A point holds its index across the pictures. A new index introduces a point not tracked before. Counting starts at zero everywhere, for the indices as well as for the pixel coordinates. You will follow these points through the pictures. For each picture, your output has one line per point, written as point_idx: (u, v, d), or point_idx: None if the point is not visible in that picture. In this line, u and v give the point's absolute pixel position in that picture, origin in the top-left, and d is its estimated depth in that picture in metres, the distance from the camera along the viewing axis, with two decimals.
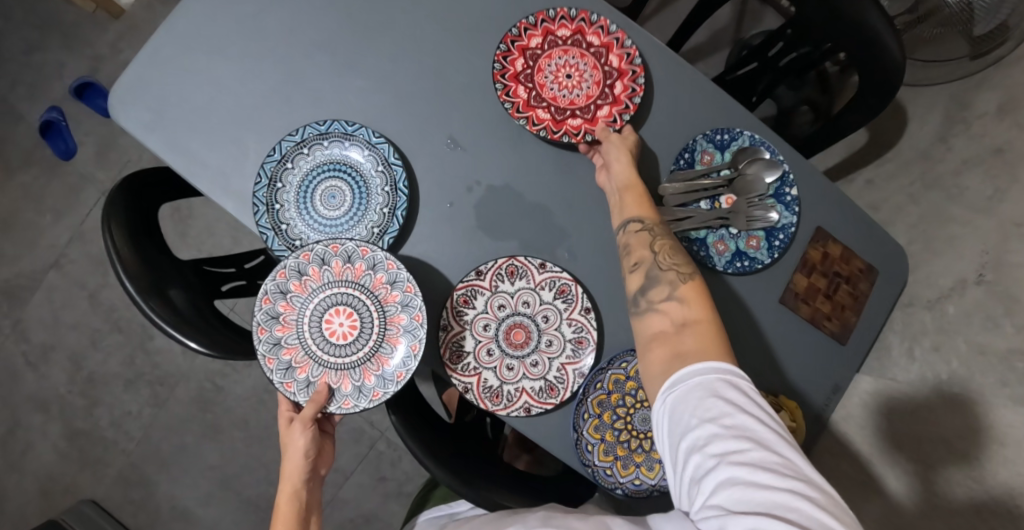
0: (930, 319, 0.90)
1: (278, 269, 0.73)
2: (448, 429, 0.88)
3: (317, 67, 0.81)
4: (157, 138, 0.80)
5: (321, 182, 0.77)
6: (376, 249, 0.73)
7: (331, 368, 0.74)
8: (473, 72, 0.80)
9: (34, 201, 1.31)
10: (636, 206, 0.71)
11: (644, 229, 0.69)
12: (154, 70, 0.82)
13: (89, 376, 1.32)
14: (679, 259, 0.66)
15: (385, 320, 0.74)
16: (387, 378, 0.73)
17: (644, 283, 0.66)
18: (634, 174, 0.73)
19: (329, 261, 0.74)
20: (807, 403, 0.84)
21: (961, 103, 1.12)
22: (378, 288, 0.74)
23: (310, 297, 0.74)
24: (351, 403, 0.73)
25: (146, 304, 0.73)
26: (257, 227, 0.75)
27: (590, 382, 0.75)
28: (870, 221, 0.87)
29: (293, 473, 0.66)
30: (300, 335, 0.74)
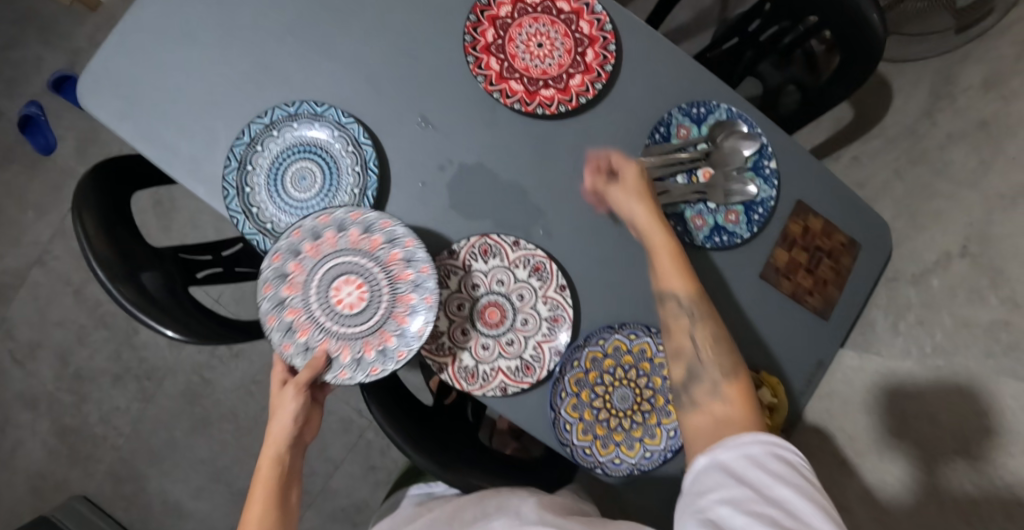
0: (914, 294, 0.87)
1: (294, 227, 0.71)
2: (427, 413, 0.87)
3: (286, 49, 0.80)
4: (127, 125, 0.79)
5: (292, 164, 0.76)
6: (397, 224, 0.71)
7: (333, 337, 0.71)
8: (444, 51, 0.79)
9: (16, 198, 1.30)
10: (672, 282, 0.69)
11: (683, 311, 0.68)
12: (120, 58, 0.80)
13: (76, 372, 1.32)
14: (722, 352, 0.66)
15: (396, 298, 0.71)
16: (388, 354, 0.70)
17: (686, 376, 0.66)
18: (666, 241, 0.70)
19: (347, 228, 0.72)
20: (788, 378, 0.84)
21: (946, 77, 1.10)
22: (393, 264, 0.71)
23: (321, 261, 0.72)
24: (348, 375, 0.70)
25: (121, 295, 0.72)
26: (228, 211, 0.74)
27: (568, 361, 0.74)
28: (851, 194, 0.86)
29: (277, 438, 0.65)
30: (305, 299, 0.72)
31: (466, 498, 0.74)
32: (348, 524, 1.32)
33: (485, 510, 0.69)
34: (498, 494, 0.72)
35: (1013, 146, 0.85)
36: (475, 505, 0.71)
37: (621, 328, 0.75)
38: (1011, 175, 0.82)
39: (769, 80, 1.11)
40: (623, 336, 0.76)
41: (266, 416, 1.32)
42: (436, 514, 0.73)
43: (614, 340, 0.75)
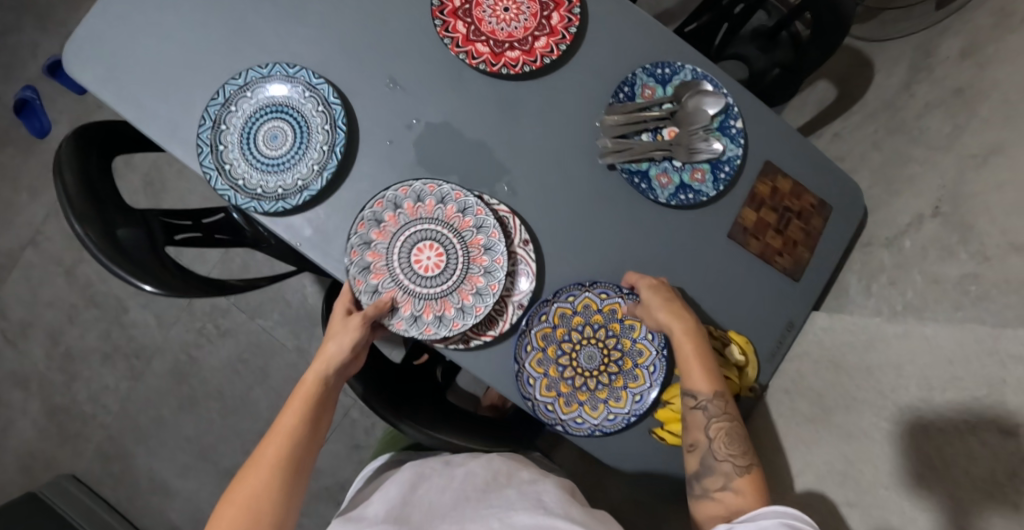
0: (887, 257, 0.86)
1: (404, 184, 0.74)
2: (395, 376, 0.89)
3: (261, 16, 0.82)
4: (108, 88, 0.82)
5: (264, 123, 0.77)
6: (491, 215, 0.74)
7: (401, 289, 0.74)
8: (413, 15, 0.80)
9: (10, 180, 1.33)
10: (693, 380, 0.71)
11: (698, 407, 0.71)
12: (105, 25, 0.83)
13: (67, 351, 1.34)
14: (735, 449, 0.70)
15: (466, 277, 0.74)
16: (444, 320, 0.74)
17: (700, 467, 0.71)
18: (688, 347, 0.71)
19: (446, 204, 0.75)
20: (758, 338, 0.83)
21: (925, 49, 1.09)
22: (473, 246, 0.74)
23: (414, 221, 0.75)
24: (402, 327, 0.74)
25: (99, 250, 0.74)
26: (202, 169, 0.76)
27: (535, 316, 0.75)
28: (822, 156, 0.86)
29: (329, 359, 0.73)
30: (388, 248, 0.75)
31: (474, 462, 0.78)
32: (333, 503, 1.32)
33: (499, 484, 0.73)
34: (506, 469, 0.77)
35: (987, 108, 0.84)
36: (487, 475, 0.75)
37: (589, 285, 0.76)
38: (984, 135, 0.81)
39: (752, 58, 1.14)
40: (592, 294, 0.77)
41: (252, 395, 1.33)
42: (448, 478, 0.76)
43: (582, 297, 0.76)
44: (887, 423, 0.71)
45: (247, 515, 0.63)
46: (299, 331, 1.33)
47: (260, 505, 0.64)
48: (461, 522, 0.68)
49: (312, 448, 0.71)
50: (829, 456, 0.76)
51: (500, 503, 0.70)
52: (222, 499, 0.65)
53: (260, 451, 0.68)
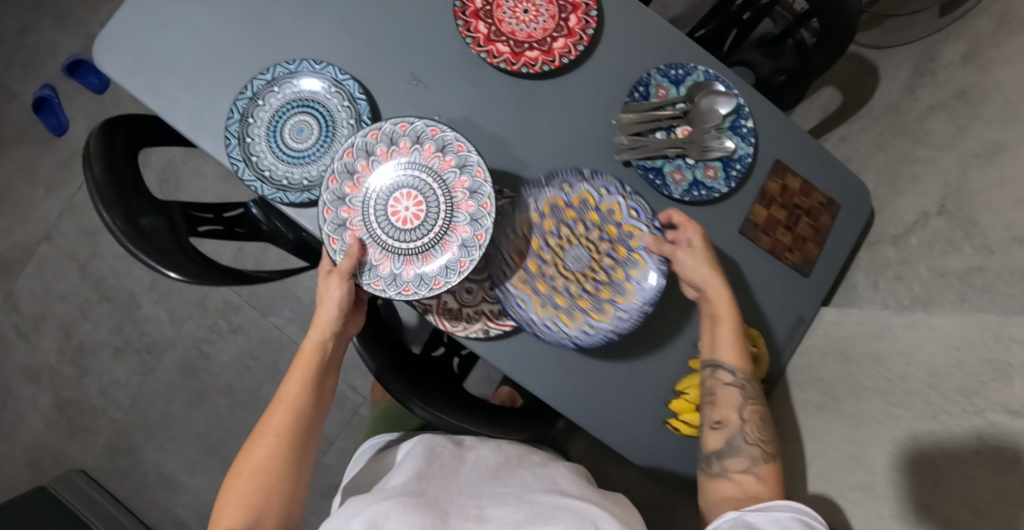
0: (893, 252, 0.88)
1: (374, 128, 0.74)
2: (418, 363, 0.91)
3: (286, 12, 0.84)
4: (137, 82, 0.85)
5: (291, 117, 0.80)
6: (473, 150, 0.72)
7: (380, 246, 0.75)
8: (436, 13, 0.82)
9: (26, 175, 1.35)
10: (734, 355, 0.76)
11: (734, 383, 0.75)
12: (135, 20, 0.86)
13: (78, 345, 1.35)
14: (765, 435, 0.74)
15: (449, 227, 0.74)
16: (424, 279, 0.73)
17: (724, 446, 0.73)
18: (733, 316, 0.76)
19: (423, 143, 0.74)
20: (767, 330, 0.85)
21: (929, 55, 1.11)
22: (457, 190, 0.73)
23: (388, 166, 0.74)
24: (380, 287, 0.74)
25: (131, 242, 0.76)
26: (229, 160, 0.79)
27: (561, 179, 0.78)
28: (827, 152, 0.88)
29: (324, 326, 0.78)
30: (364, 201, 0.75)
31: (486, 447, 0.80)
32: None
33: (511, 466, 0.76)
34: (517, 452, 0.80)
35: (988, 110, 0.87)
36: (499, 458, 0.78)
37: (628, 193, 0.77)
38: (986, 135, 0.84)
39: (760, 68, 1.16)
40: (624, 203, 0.78)
41: (262, 391, 1.34)
42: (468, 457, 0.77)
43: (613, 200, 0.78)
44: (897, 410, 0.72)
45: (253, 482, 0.70)
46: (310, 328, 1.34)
47: (264, 472, 0.71)
48: (482, 494, 0.69)
49: (315, 415, 0.76)
50: (840, 442, 0.78)
51: (515, 482, 0.72)
52: (234, 467, 0.72)
53: (267, 421, 0.74)
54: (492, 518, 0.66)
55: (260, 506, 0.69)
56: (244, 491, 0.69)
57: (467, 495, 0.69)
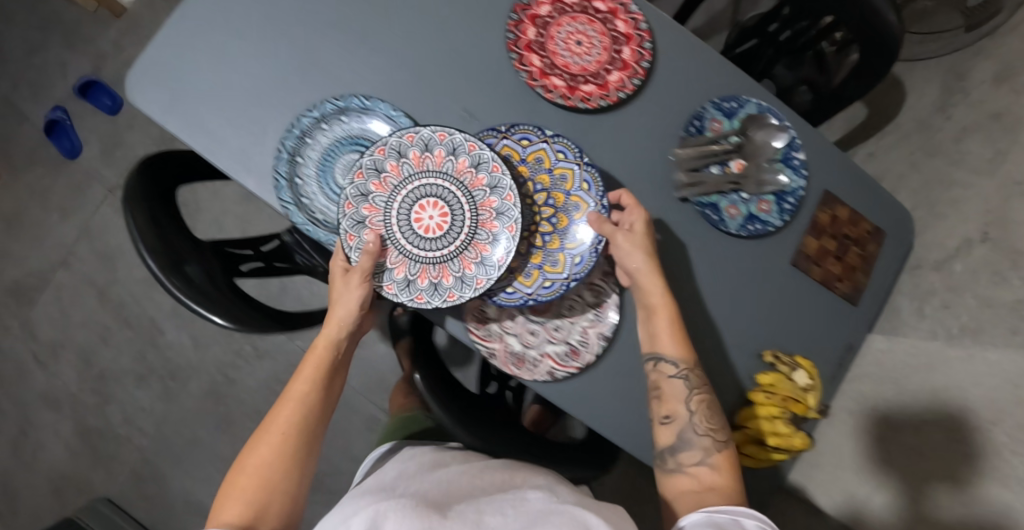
0: (938, 279, 0.89)
1: (410, 131, 0.73)
2: (476, 398, 0.90)
3: (332, 45, 0.81)
4: (175, 118, 0.81)
5: (341, 156, 0.79)
6: (507, 174, 0.72)
7: (398, 250, 0.74)
8: (482, 46, 0.80)
9: (40, 200, 1.32)
10: (677, 346, 0.75)
11: (677, 374, 0.75)
12: (172, 54, 0.82)
13: (100, 373, 1.32)
14: (715, 424, 0.74)
15: (471, 243, 0.73)
16: (438, 290, 0.72)
17: (675, 442, 0.74)
18: (663, 296, 0.75)
19: (458, 156, 0.73)
20: (817, 360, 0.86)
21: (958, 73, 1.10)
22: (485, 208, 0.73)
23: (420, 173, 0.73)
24: (393, 291, 0.73)
25: (181, 295, 0.74)
26: (279, 203, 0.77)
27: (521, 132, 0.76)
28: (869, 178, 0.88)
29: (340, 323, 0.77)
30: (387, 201, 0.74)
31: (493, 469, 0.77)
32: None
33: (513, 484, 0.72)
34: (522, 472, 0.76)
35: None
36: (504, 477, 0.74)
37: (584, 162, 0.75)
38: None
39: (782, 79, 1.14)
40: (578, 171, 0.75)
41: None
42: (472, 473, 0.75)
43: (568, 166, 0.75)
44: None
45: (258, 477, 0.69)
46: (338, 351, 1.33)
47: (270, 467, 0.69)
48: (476, 502, 0.67)
49: (322, 416, 0.75)
50: None
51: (514, 496, 0.69)
52: (237, 460, 0.70)
53: (274, 416, 0.73)
54: (488, 526, 0.63)
55: (262, 502, 0.67)
56: (246, 485, 0.68)
57: (462, 504, 0.66)
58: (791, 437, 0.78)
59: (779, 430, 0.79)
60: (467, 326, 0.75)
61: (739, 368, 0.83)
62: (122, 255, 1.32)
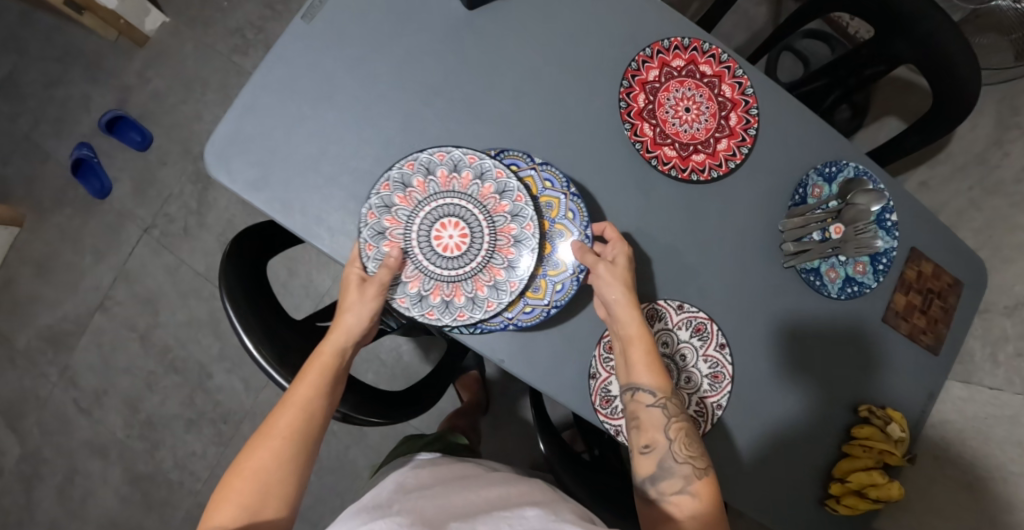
0: (1010, 325, 0.90)
1: (443, 150, 0.72)
2: (591, 463, 0.99)
3: (436, 114, 0.76)
4: (266, 194, 0.73)
5: (435, 218, 0.73)
6: (530, 205, 0.72)
7: (415, 264, 0.72)
8: (573, 104, 0.78)
9: (72, 242, 1.32)
10: (651, 373, 0.69)
11: (655, 404, 0.68)
12: (254, 123, 0.74)
13: (148, 418, 1.29)
14: (695, 451, 0.67)
15: (486, 266, 0.72)
16: (450, 308, 0.71)
17: (656, 471, 0.66)
18: (638, 322, 0.69)
19: (484, 180, 0.72)
20: (905, 408, 0.89)
21: (1012, 105, 1.07)
22: (504, 235, 0.72)
23: (444, 193, 0.72)
24: (405, 304, 0.71)
25: None
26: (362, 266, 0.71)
27: (511, 158, 0.74)
28: (956, 239, 0.92)
29: (350, 331, 0.69)
30: (410, 216, 0.72)
31: (490, 484, 0.67)
32: None
33: (511, 502, 0.62)
34: (523, 489, 0.66)
35: None
36: (503, 492, 0.65)
37: (571, 193, 0.73)
38: None
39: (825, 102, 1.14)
40: (564, 200, 0.74)
41: (349, 455, 1.32)
42: (468, 489, 0.65)
43: (554, 195, 0.74)
44: None
45: (254, 486, 0.59)
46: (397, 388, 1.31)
47: (266, 479, 0.59)
48: (468, 522, 0.57)
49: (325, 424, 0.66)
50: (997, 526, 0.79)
51: (510, 512, 0.59)
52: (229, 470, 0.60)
53: (271, 422, 0.63)
54: None
55: (253, 516, 0.58)
56: (241, 493, 0.58)
57: (454, 523, 0.56)
58: (888, 488, 0.82)
59: (877, 482, 0.82)
60: (593, 407, 0.75)
61: (835, 421, 0.86)
62: (164, 297, 1.30)
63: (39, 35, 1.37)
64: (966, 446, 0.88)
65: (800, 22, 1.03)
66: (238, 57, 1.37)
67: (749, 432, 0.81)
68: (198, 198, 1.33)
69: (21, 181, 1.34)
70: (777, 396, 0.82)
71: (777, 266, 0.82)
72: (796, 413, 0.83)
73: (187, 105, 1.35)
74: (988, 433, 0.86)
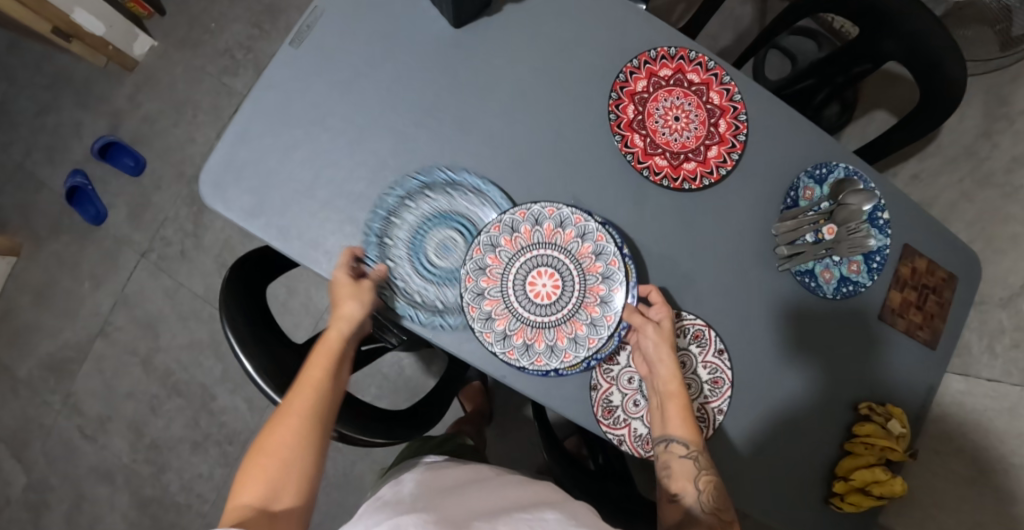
0: (1006, 317, 0.91)
1: (553, 206, 0.75)
2: (596, 472, 1.00)
3: (427, 133, 0.76)
4: (263, 222, 0.73)
5: (530, 268, 0.75)
6: (623, 271, 0.74)
7: (505, 303, 0.74)
8: (563, 118, 0.79)
9: (71, 270, 1.32)
10: (683, 424, 0.70)
11: (688, 455, 0.69)
12: (249, 151, 0.75)
13: (153, 442, 1.29)
14: (722, 503, 0.68)
15: (570, 319, 0.74)
16: (530, 351, 0.73)
17: (683, 518, 0.67)
18: (678, 382, 0.71)
19: (586, 240, 0.75)
20: (906, 404, 0.90)
21: (999, 96, 1.08)
22: (592, 293, 0.75)
23: (547, 243, 0.75)
24: (490, 339, 0.73)
25: None
26: (413, 266, 0.74)
27: (574, 213, 0.75)
28: (947, 233, 0.93)
29: (350, 319, 0.68)
30: (510, 259, 0.75)
31: (509, 484, 0.66)
32: None
33: (531, 503, 0.61)
34: (542, 490, 0.65)
35: None
36: (524, 492, 0.64)
37: (625, 254, 0.74)
38: None
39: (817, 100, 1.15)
40: (620, 263, 0.74)
41: (355, 470, 1.33)
42: (485, 489, 0.64)
43: (611, 257, 0.74)
44: None
45: (277, 464, 0.59)
46: (400, 402, 1.32)
47: (288, 456, 0.59)
48: (488, 522, 0.56)
49: (334, 402, 0.66)
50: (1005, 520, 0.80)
51: (533, 514, 0.58)
52: (250, 448, 0.60)
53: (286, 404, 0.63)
54: None
55: (275, 497, 0.57)
56: (265, 471, 0.58)
57: (477, 523, 0.55)
58: (890, 484, 0.82)
59: (880, 478, 0.82)
60: (595, 417, 0.75)
61: (836, 419, 0.86)
62: (165, 321, 1.31)
63: (29, 64, 1.37)
64: (970, 440, 0.88)
65: (782, 26, 1.04)
66: (228, 78, 1.37)
67: (751, 436, 0.82)
68: (194, 221, 1.33)
69: (17, 210, 1.34)
70: (778, 400, 0.83)
71: (773, 270, 0.83)
72: (798, 417, 0.84)
73: (179, 128, 1.35)
74: (990, 426, 0.87)
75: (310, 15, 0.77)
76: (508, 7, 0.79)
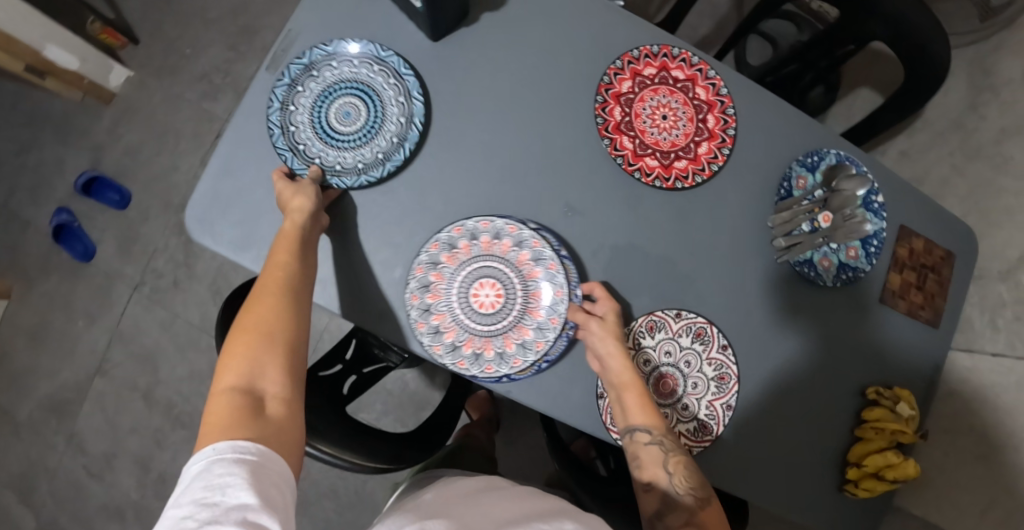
0: (1005, 290, 0.91)
1: (487, 218, 0.74)
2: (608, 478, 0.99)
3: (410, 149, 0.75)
4: (252, 253, 0.72)
5: (473, 276, 0.73)
6: (563, 273, 0.73)
7: (451, 315, 0.72)
8: (548, 123, 0.78)
9: (64, 309, 1.31)
10: (642, 412, 0.69)
11: (653, 442, 0.68)
12: (231, 182, 0.73)
13: (160, 476, 1.28)
14: (694, 481, 0.67)
15: (516, 325, 0.73)
16: (480, 358, 0.72)
17: (660, 506, 0.68)
18: (629, 372, 0.70)
19: (523, 247, 0.74)
20: (914, 385, 0.90)
21: (983, 68, 1.08)
22: (535, 298, 0.74)
23: (486, 255, 0.73)
24: (439, 352, 0.72)
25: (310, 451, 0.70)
26: (323, 142, 0.74)
27: (509, 222, 0.74)
28: (941, 211, 0.92)
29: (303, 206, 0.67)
30: (453, 274, 0.73)
31: (524, 494, 0.65)
32: None
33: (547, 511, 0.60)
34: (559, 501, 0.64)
35: None
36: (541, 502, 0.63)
37: (562, 257, 0.74)
38: None
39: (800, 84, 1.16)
40: (558, 265, 0.74)
41: (367, 488, 1.32)
42: (501, 497, 0.63)
43: (549, 262, 0.74)
44: None
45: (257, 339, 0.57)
46: (405, 417, 1.31)
47: (264, 337, 0.58)
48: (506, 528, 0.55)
49: (305, 288, 0.64)
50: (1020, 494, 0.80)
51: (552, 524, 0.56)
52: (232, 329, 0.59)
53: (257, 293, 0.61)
54: None
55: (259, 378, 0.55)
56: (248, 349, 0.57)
57: None
58: (904, 467, 0.81)
59: (893, 462, 0.81)
60: (605, 424, 0.75)
61: (845, 407, 0.86)
62: (163, 353, 1.29)
63: (4, 103, 1.35)
64: (980, 417, 0.88)
65: (764, 14, 1.03)
66: (208, 103, 1.35)
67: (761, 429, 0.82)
68: (184, 250, 1.31)
69: (4, 253, 1.33)
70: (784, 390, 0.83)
71: (771, 262, 0.82)
72: (806, 405, 0.84)
73: (161, 157, 1.33)
74: (998, 401, 0.86)
75: (284, 38, 0.76)
76: (485, 16, 0.78)
